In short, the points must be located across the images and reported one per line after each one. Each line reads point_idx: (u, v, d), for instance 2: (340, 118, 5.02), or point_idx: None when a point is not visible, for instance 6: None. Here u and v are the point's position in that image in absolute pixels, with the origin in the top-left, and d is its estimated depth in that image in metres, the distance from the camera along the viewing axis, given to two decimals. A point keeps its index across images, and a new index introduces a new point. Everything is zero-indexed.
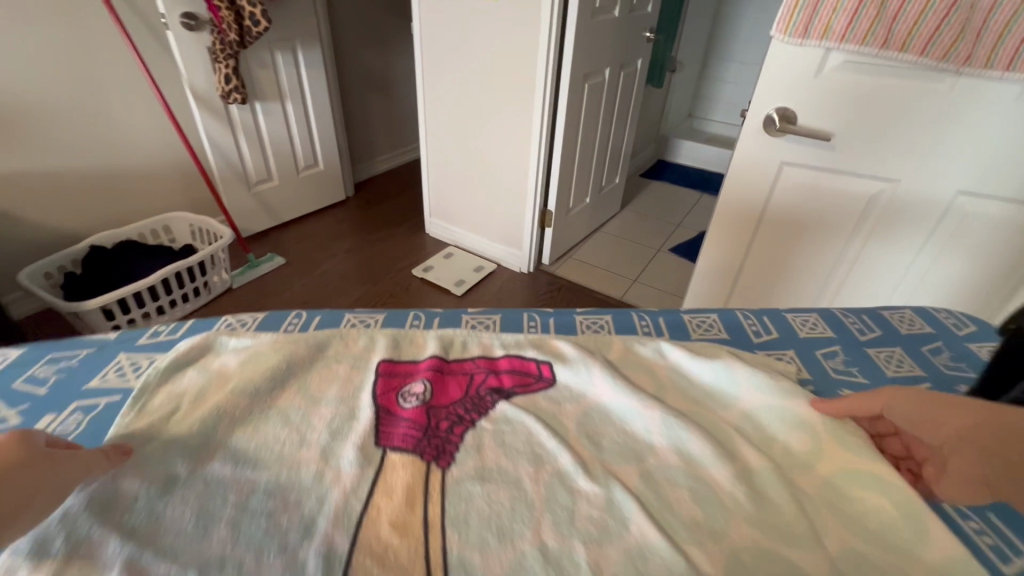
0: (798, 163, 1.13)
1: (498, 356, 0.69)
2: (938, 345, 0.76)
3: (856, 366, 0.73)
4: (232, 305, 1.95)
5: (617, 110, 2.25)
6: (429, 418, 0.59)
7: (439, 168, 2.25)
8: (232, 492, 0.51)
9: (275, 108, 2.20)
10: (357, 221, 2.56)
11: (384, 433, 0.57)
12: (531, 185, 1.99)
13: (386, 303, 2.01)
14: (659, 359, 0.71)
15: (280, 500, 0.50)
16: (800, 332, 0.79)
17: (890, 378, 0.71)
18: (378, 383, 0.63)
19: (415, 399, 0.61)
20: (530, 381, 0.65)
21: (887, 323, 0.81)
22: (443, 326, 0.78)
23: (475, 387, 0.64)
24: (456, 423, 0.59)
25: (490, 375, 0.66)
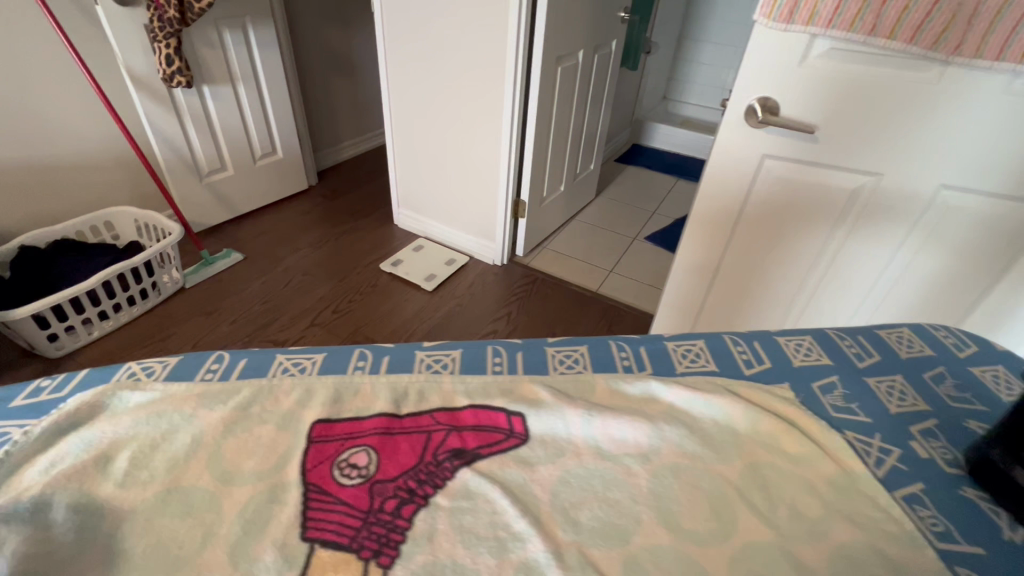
0: (780, 155, 1.08)
1: (461, 407, 0.63)
2: (941, 373, 0.72)
3: (855, 401, 0.68)
4: (185, 306, 1.82)
5: (592, 94, 2.17)
6: (373, 497, 0.53)
7: (406, 156, 2.14)
8: None
9: (226, 92, 2.04)
10: (321, 213, 2.43)
11: (315, 519, 0.50)
12: (503, 175, 1.91)
13: (353, 301, 1.91)
14: (655, 400, 0.65)
15: None
16: (793, 360, 0.73)
17: (894, 417, 0.65)
18: (309, 454, 0.57)
19: (357, 475, 0.54)
20: (500, 438, 0.59)
21: (887, 347, 0.76)
22: (395, 369, 0.70)
23: (432, 449, 0.57)
24: (406, 500, 0.52)
25: (451, 433, 0.59)
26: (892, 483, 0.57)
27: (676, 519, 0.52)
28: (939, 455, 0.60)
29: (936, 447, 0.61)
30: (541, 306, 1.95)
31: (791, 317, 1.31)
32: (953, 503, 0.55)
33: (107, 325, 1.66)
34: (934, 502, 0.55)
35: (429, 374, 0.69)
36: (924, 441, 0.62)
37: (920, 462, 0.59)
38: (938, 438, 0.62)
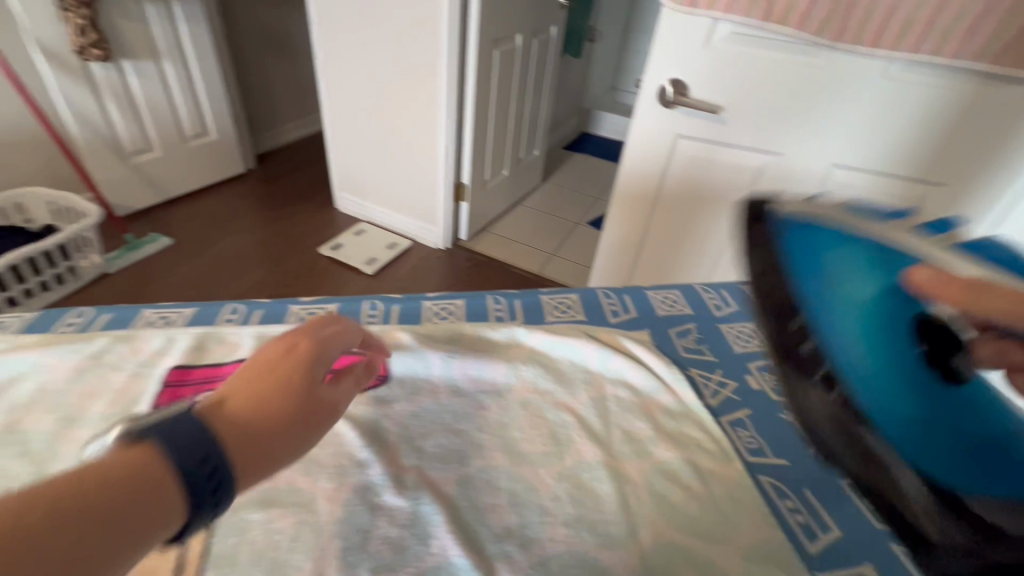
0: (691, 136, 1.14)
1: None
2: None
3: (706, 344, 0.77)
4: (107, 293, 1.73)
5: (533, 79, 2.19)
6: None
7: (344, 139, 2.10)
8: None
9: (150, 69, 1.94)
10: (259, 197, 2.36)
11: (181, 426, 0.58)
12: (442, 157, 1.91)
13: (291, 286, 1.88)
14: (518, 344, 0.72)
15: None
16: (657, 310, 0.81)
17: (736, 356, 0.75)
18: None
19: None
20: None
21: (739, 296, 0.86)
22: (263, 320, 0.78)
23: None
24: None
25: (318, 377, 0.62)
26: (722, 411, 0.68)
27: (518, 446, 0.59)
28: (768, 387, 0.71)
29: (767, 380, 0.72)
30: (483, 289, 1.97)
31: None
32: (769, 426, 0.67)
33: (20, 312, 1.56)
34: (754, 425, 0.66)
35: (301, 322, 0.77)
36: (759, 376, 0.72)
37: (750, 395, 0.70)
38: (768, 372, 0.73)
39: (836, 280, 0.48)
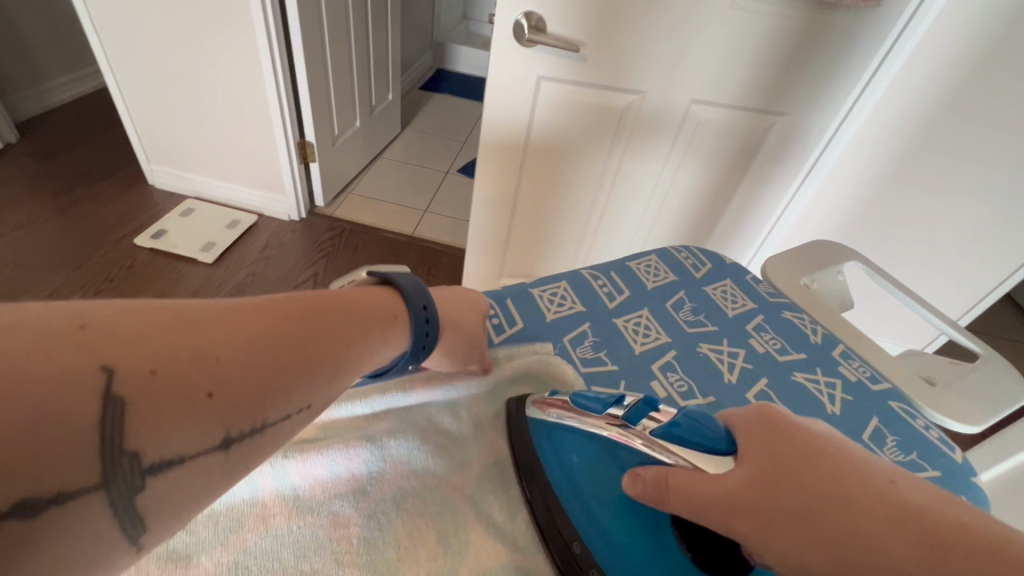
0: (554, 78, 1.04)
1: None
2: (680, 293, 0.62)
3: (603, 348, 0.55)
4: None
5: (371, 10, 1.90)
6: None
7: (139, 95, 1.66)
8: None
9: None
10: (30, 180, 1.81)
11: None
12: (275, 112, 1.60)
13: (101, 292, 1.50)
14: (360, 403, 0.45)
15: None
16: (547, 313, 0.58)
17: (637, 358, 0.54)
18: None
19: None
20: None
21: (632, 274, 0.64)
22: None
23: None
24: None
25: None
26: (647, 360, 0.54)
27: None
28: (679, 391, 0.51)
29: (676, 382, 0.52)
30: (353, 261, 1.76)
31: (587, 242, 1.36)
32: (696, 367, 0.54)
33: None
34: (683, 373, 0.53)
35: None
36: (665, 378, 0.52)
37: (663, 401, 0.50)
38: (679, 370, 0.53)
39: (584, 476, 0.44)
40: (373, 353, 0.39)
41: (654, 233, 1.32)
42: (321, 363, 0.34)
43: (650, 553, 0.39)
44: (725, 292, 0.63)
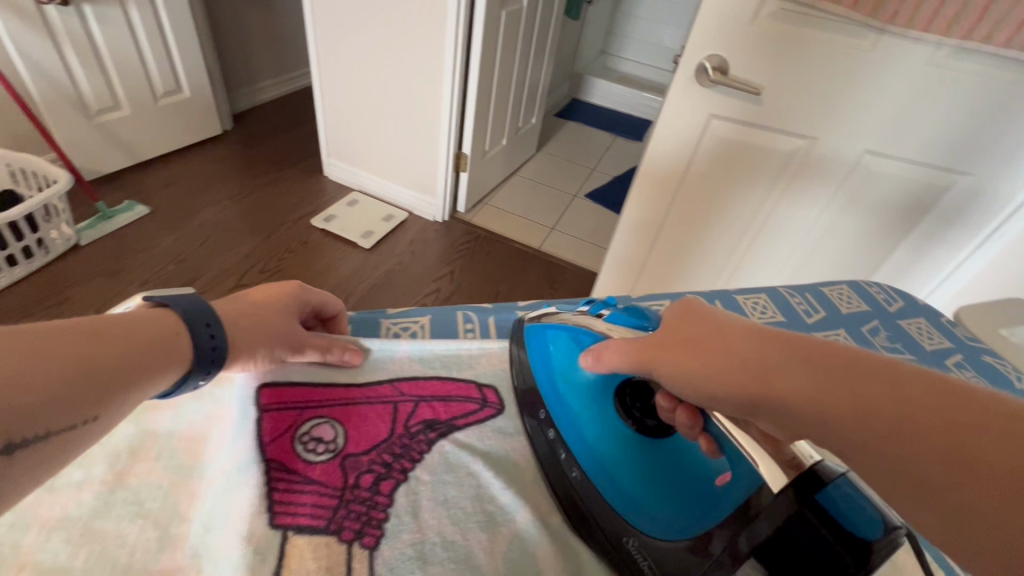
0: (725, 117, 1.10)
1: (423, 376, 0.57)
2: (873, 320, 0.69)
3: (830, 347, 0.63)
4: (79, 267, 1.59)
5: (534, 44, 2.09)
6: (345, 473, 0.46)
7: (336, 100, 1.96)
8: None
9: (114, 14, 1.73)
10: (238, 161, 2.19)
11: (287, 505, 0.42)
12: (443, 125, 1.81)
13: (283, 259, 1.77)
14: None
15: None
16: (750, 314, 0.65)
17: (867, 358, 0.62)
18: (264, 423, 0.47)
19: (325, 450, 0.47)
20: (473, 409, 0.56)
21: (826, 298, 0.71)
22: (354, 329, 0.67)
23: (404, 419, 0.52)
24: (383, 477, 0.46)
25: (424, 402, 0.54)
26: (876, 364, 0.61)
27: None
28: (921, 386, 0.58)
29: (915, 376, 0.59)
30: (486, 264, 1.92)
31: (724, 274, 1.38)
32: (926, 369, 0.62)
33: None
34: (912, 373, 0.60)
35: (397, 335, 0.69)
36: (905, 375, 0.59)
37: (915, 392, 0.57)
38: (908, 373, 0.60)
39: (560, 365, 0.58)
40: (151, 380, 0.38)
41: (797, 275, 1.32)
42: (106, 391, 0.34)
43: (596, 416, 0.54)
44: (923, 331, 0.70)
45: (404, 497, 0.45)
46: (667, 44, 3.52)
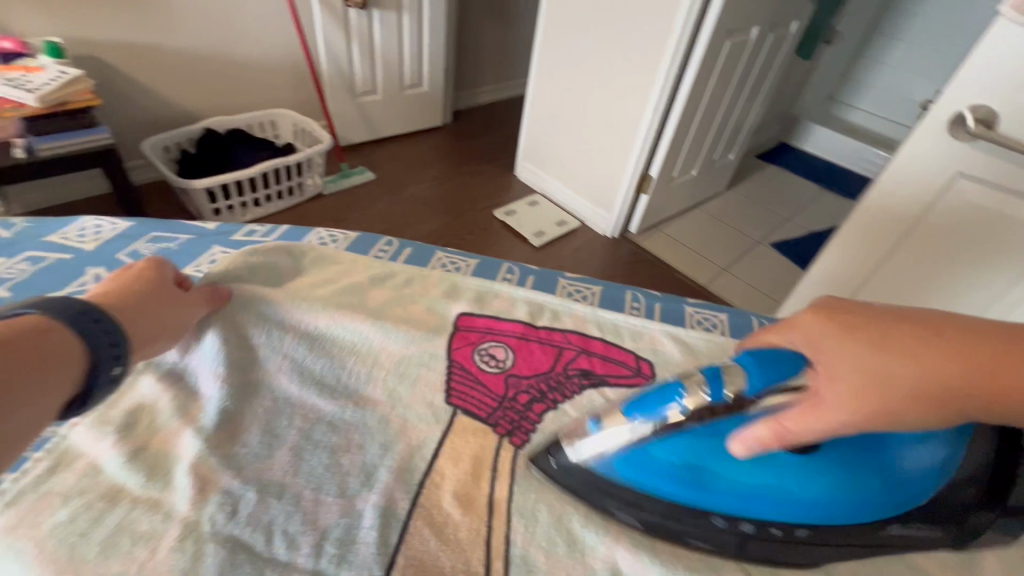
0: (980, 178, 0.94)
1: (592, 337, 0.78)
2: None
3: None
4: (318, 211, 1.99)
5: (753, 79, 2.00)
6: (507, 386, 0.70)
7: (543, 109, 2.13)
8: (298, 409, 0.62)
9: (392, 18, 2.12)
10: (447, 150, 2.51)
11: (458, 393, 0.67)
12: (637, 144, 1.84)
13: (463, 240, 1.99)
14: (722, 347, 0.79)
15: (342, 442, 0.60)
16: None
17: None
18: (457, 336, 0.75)
19: (497, 366, 0.72)
20: (625, 372, 0.74)
21: None
22: (540, 283, 0.89)
23: (563, 364, 0.74)
24: (536, 399, 0.69)
25: (580, 355, 0.75)
26: None
27: None
28: None
29: None
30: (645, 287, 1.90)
31: None
32: None
33: (258, 212, 1.88)
34: None
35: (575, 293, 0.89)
36: None
37: None
38: None
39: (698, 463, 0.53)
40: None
41: None
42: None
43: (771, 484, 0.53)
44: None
45: (549, 418, 0.67)
46: (916, 97, 3.04)
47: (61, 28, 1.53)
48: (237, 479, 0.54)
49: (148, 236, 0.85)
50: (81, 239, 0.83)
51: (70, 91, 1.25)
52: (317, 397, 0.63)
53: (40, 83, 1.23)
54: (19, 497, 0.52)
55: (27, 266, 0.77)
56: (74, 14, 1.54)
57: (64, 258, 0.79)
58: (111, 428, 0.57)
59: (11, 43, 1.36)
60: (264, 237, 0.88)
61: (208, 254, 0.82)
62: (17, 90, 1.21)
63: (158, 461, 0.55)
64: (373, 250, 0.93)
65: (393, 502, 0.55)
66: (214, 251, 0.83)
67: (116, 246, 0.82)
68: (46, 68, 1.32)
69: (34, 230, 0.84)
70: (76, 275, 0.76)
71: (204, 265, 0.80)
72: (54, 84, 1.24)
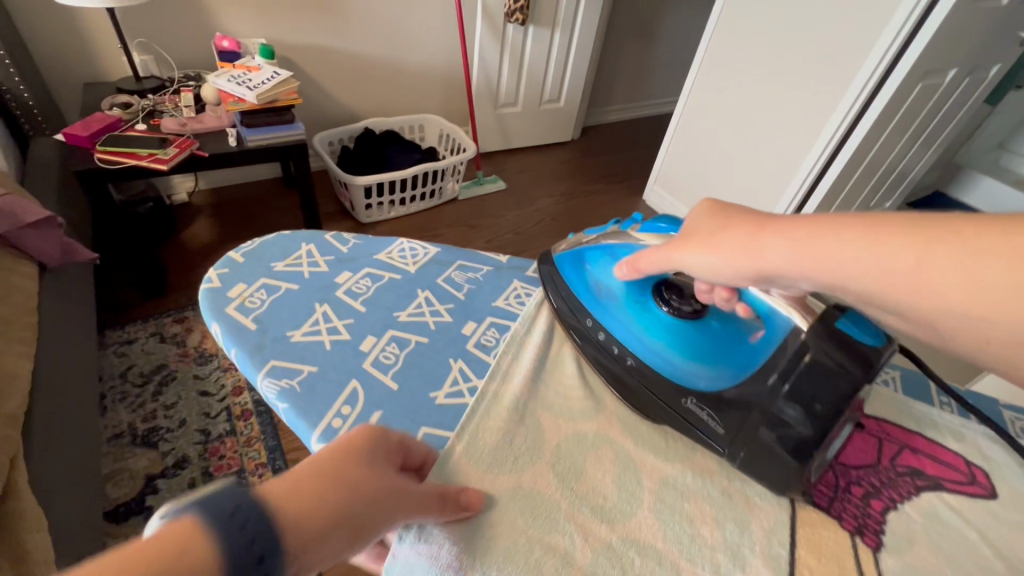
0: None
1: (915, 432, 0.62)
2: None
3: None
4: (452, 215, 2.08)
5: (935, 124, 1.81)
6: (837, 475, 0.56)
7: (687, 136, 2.07)
8: (645, 471, 0.55)
9: (545, 34, 2.17)
10: (576, 166, 2.52)
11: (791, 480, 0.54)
12: (794, 184, 1.73)
13: None
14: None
15: (695, 505, 0.52)
16: None
17: None
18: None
19: None
20: (964, 481, 0.57)
21: None
22: None
23: (892, 456, 0.59)
24: (874, 494, 0.55)
25: (908, 449, 0.60)
26: None
27: None
28: None
29: None
30: None
31: None
32: None
33: (401, 210, 1.99)
34: None
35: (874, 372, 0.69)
36: None
37: None
38: None
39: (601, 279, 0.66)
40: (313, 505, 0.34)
41: None
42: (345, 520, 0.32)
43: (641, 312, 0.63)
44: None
45: (894, 519, 0.53)
46: None
47: (268, 31, 1.72)
48: (613, 532, 0.48)
49: (457, 262, 0.77)
50: (401, 259, 0.76)
51: (279, 90, 1.41)
52: (651, 460, 0.56)
53: (257, 82, 1.40)
54: (428, 527, 0.45)
55: (370, 283, 0.71)
56: (281, 19, 1.72)
57: (396, 278, 0.72)
58: (484, 461, 0.51)
59: (230, 43, 1.53)
60: None
61: (514, 288, 0.75)
62: (240, 87, 1.39)
63: (539, 501, 0.49)
64: None
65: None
66: (517, 286, 0.75)
67: (433, 269, 0.75)
68: (260, 67, 1.49)
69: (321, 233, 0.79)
70: (406, 299, 0.70)
71: (512, 301, 0.73)
72: (268, 83, 1.41)
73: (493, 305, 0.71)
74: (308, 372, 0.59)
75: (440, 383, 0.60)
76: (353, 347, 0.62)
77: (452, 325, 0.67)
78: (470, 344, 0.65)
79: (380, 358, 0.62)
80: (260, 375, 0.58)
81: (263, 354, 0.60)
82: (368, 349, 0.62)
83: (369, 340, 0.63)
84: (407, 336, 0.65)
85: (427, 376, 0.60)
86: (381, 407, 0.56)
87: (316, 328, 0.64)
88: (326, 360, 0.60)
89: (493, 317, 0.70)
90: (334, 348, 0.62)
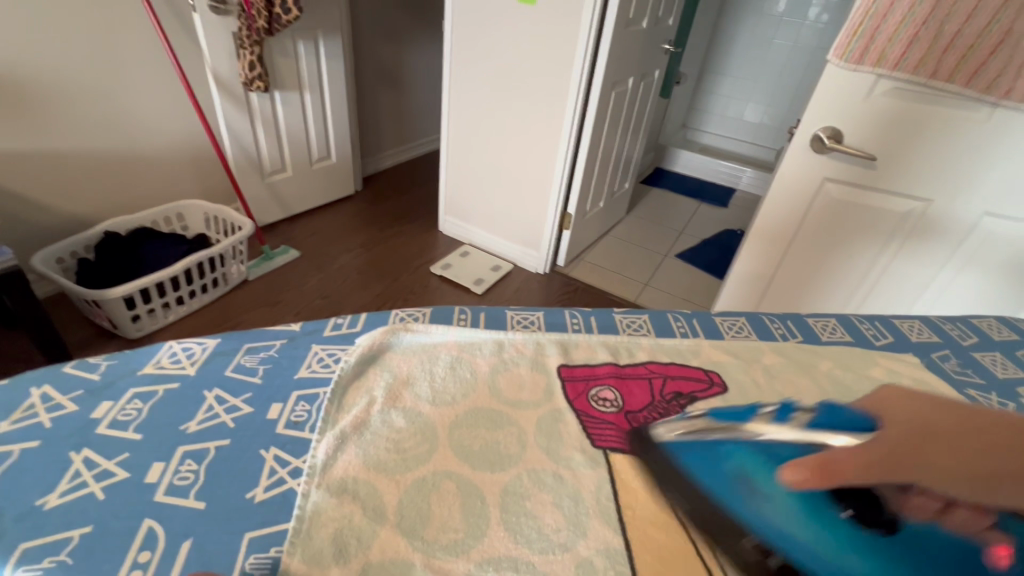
0: (840, 180, 1.22)
1: (666, 363, 0.75)
2: (942, 349, 0.88)
3: (967, 368, 0.84)
4: (249, 298, 1.89)
5: (635, 119, 2.32)
6: (630, 422, 0.65)
7: (459, 166, 2.26)
8: (486, 491, 0.55)
9: (294, 97, 2.14)
10: (367, 216, 2.53)
11: (594, 436, 0.63)
12: (555, 185, 2.02)
13: (408, 300, 2.00)
14: (758, 343, 0.83)
15: (539, 498, 0.55)
16: (866, 336, 0.89)
17: (916, 343, 0.89)
18: (566, 388, 0.69)
19: (612, 405, 0.67)
20: (704, 385, 0.72)
21: (897, 328, 0.92)
22: (599, 324, 0.83)
23: (659, 390, 0.70)
24: (657, 425, 0.65)
25: (667, 379, 0.72)
26: (934, 358, 0.86)
27: None
28: (949, 366, 0.84)
29: (947, 362, 0.85)
30: None
31: None
32: (970, 361, 0.86)
33: (183, 310, 1.74)
34: (960, 362, 0.85)
35: (633, 325, 0.84)
36: (941, 359, 0.85)
37: (998, 384, 0.82)
38: (949, 360, 0.85)
39: None
40: None
41: None
42: None
43: None
44: (993, 326, 0.96)
45: None
46: (749, 118, 3.65)
47: None
48: (467, 562, 0.49)
49: (244, 346, 0.72)
50: (176, 364, 0.68)
51: None
52: (489, 475, 0.57)
53: None
54: None
55: (141, 405, 0.62)
56: None
57: (173, 388, 0.65)
58: (326, 563, 0.48)
59: None
60: (352, 329, 0.76)
61: (315, 353, 0.72)
62: None
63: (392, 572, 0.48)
64: (396, 317, 0.78)
65: (609, 541, 0.52)
66: (316, 352, 0.72)
67: (218, 363, 0.69)
68: None
69: (56, 368, 0.66)
70: (193, 407, 0.62)
71: (318, 367, 0.69)
72: None
73: (297, 377, 0.68)
74: (82, 536, 0.49)
75: (256, 479, 0.55)
76: (136, 484, 0.54)
77: (255, 415, 0.62)
78: (280, 427, 0.61)
79: (176, 482, 0.54)
80: (8, 567, 0.47)
81: (5, 541, 0.48)
82: (157, 479, 0.54)
83: (156, 469, 0.55)
84: (204, 446, 0.58)
85: (238, 478, 0.55)
86: (192, 533, 0.50)
87: (79, 481, 0.54)
88: (102, 514, 0.51)
89: (300, 391, 0.66)
90: (110, 496, 0.52)
